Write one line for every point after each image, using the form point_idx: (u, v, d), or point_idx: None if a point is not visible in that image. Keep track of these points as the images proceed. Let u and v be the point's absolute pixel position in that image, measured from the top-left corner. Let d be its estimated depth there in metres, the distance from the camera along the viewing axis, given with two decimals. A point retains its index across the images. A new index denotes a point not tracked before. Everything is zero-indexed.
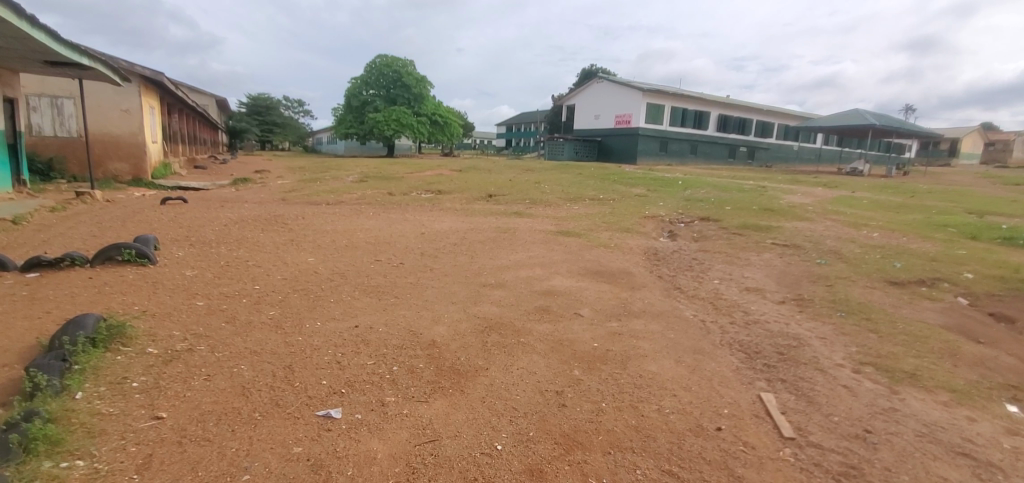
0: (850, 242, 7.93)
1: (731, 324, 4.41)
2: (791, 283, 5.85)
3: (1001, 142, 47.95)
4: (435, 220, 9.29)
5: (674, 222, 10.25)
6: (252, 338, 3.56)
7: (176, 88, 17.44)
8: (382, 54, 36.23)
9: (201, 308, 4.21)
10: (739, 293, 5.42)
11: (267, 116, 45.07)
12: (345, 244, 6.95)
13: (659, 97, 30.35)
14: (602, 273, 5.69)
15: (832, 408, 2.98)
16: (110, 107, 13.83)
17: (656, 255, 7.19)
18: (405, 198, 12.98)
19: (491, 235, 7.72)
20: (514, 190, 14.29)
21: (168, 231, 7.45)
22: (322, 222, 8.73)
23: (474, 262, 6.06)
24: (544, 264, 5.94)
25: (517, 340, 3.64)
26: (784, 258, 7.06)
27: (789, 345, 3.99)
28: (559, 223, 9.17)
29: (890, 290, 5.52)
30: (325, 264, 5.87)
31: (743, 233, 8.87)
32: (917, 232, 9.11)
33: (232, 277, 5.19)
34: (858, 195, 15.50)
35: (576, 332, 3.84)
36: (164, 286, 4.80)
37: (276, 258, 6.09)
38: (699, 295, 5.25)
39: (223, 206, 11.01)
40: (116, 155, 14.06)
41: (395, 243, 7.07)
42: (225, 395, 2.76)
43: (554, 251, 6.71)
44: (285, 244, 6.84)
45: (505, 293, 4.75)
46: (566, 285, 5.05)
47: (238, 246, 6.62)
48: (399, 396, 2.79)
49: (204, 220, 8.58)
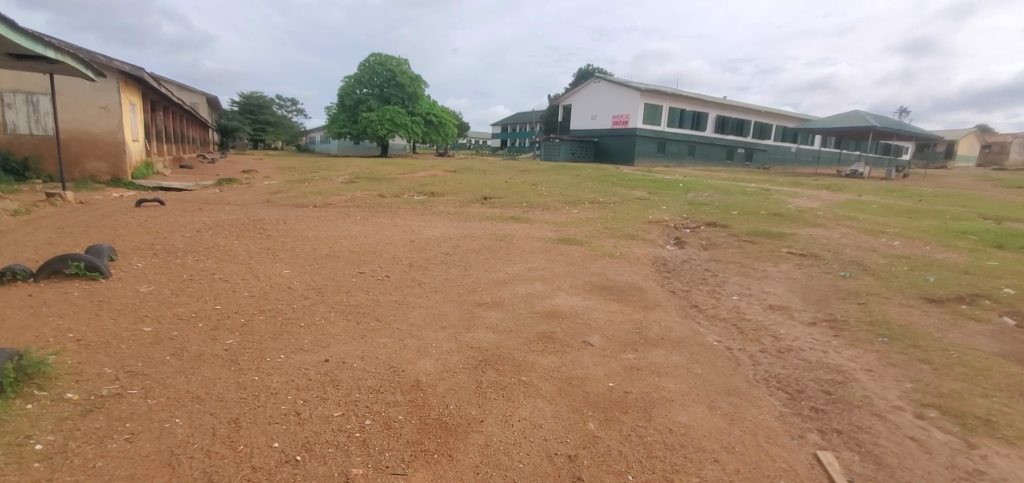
0: (872, 251, 7.41)
1: (763, 353, 3.85)
2: (818, 299, 5.30)
3: (997, 145, 47.95)
4: (426, 225, 8.68)
5: (680, 228, 9.70)
6: (197, 379, 2.95)
7: (158, 84, 16.70)
8: (376, 52, 35.62)
9: (146, 336, 3.59)
10: (763, 312, 4.86)
11: (258, 115, 44.16)
12: (326, 253, 6.33)
13: (657, 97, 29.86)
14: (611, 289, 5.11)
15: (909, 474, 2.45)
16: (87, 103, 13.10)
17: (666, 266, 6.61)
18: (396, 200, 12.36)
19: (486, 243, 7.12)
20: (510, 192, 13.71)
21: (133, 238, 6.80)
22: (305, 228, 8.10)
23: (467, 275, 5.49)
24: (546, 278, 5.36)
25: (518, 379, 3.04)
26: (804, 270, 6.50)
27: (834, 381, 3.44)
28: (558, 229, 8.59)
29: (930, 309, 4.99)
30: (301, 277, 5.26)
31: (754, 240, 8.32)
32: (938, 240, 8.62)
33: (193, 294, 4.57)
34: (865, 199, 15.04)
35: (587, 367, 3.25)
36: (112, 306, 4.17)
37: (247, 270, 5.46)
38: (721, 316, 4.68)
39: (203, 209, 10.37)
40: (94, 153, 13.33)
41: (381, 252, 6.45)
42: (146, 467, 2.16)
43: (556, 262, 6.13)
44: (260, 253, 6.21)
45: (503, 315, 4.16)
46: (572, 306, 4.46)
47: (208, 255, 5.99)
48: (370, 465, 2.20)
49: (176, 225, 7.93)
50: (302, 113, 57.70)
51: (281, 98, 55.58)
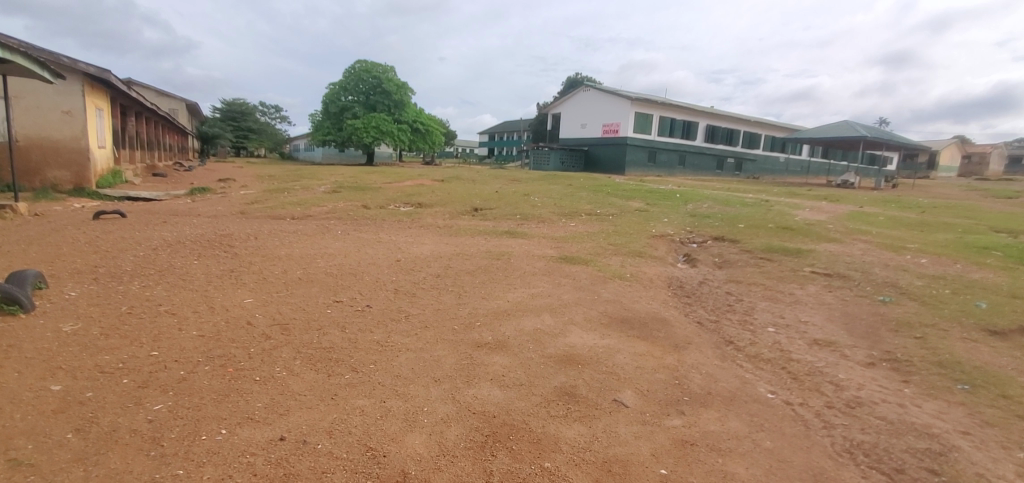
0: (903, 270, 6.81)
1: (831, 410, 3.15)
2: (866, 331, 4.63)
3: (977, 155, 48.55)
4: (413, 241, 7.87)
5: (686, 243, 9.05)
6: (98, 476, 2.16)
7: (128, 89, 15.69)
8: (362, 59, 34.73)
9: (49, 402, 2.75)
10: (809, 350, 4.16)
11: (240, 122, 42.94)
12: (298, 276, 5.50)
13: (649, 106, 29.46)
14: (632, 322, 4.35)
15: None
16: (48, 108, 12.10)
17: (684, 290, 5.88)
18: (381, 212, 11.54)
19: (481, 263, 6.34)
20: (502, 203, 12.99)
21: (77, 259, 5.90)
22: (278, 245, 7.25)
23: (463, 304, 4.72)
24: (555, 308, 4.61)
25: (540, 467, 2.28)
26: (837, 294, 5.86)
27: (932, 452, 2.76)
28: (559, 245, 7.85)
29: (997, 344, 4.36)
30: (266, 309, 4.42)
31: (771, 258, 7.66)
32: (964, 256, 8.06)
33: (127, 335, 3.71)
34: (868, 210, 14.55)
35: (627, 442, 2.49)
36: (18, 354, 3.29)
37: (200, 300, 4.60)
38: (764, 356, 3.95)
39: (168, 222, 9.45)
40: (55, 161, 12.30)
41: (362, 275, 5.64)
42: None
43: (563, 286, 5.40)
44: (220, 277, 5.36)
45: (509, 361, 3.38)
46: (590, 347, 3.69)
47: (158, 281, 5.11)
48: None
49: (131, 243, 7.01)
50: (285, 120, 56.46)
51: (264, 105, 54.37)
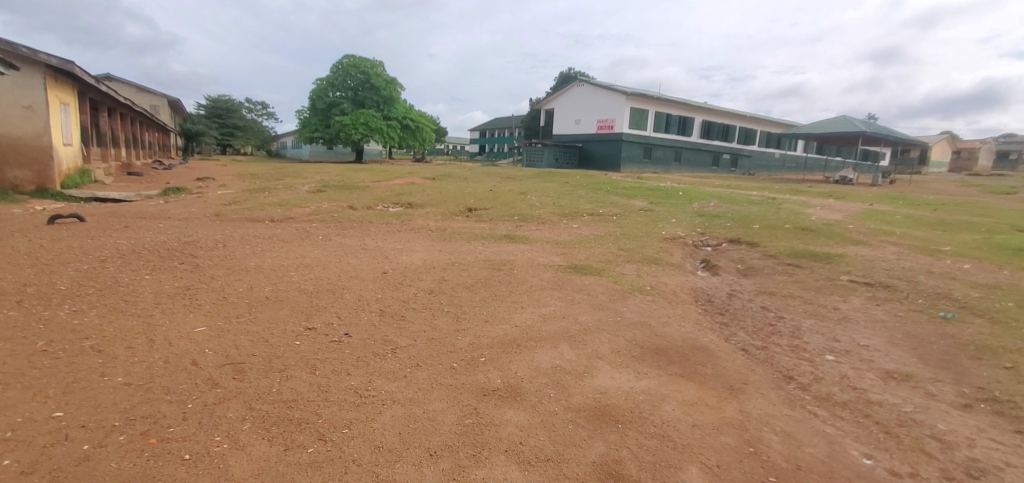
0: (951, 278, 6.10)
1: None
2: (944, 359, 3.89)
3: (967, 151, 48.37)
4: (402, 248, 7.02)
5: (701, 247, 8.30)
6: None
7: (97, 82, 14.65)
8: (349, 54, 33.64)
9: None
10: (887, 387, 3.41)
11: (225, 119, 41.67)
12: (265, 295, 4.63)
13: (644, 101, 28.74)
14: (669, 355, 3.56)
15: None
16: (7, 103, 11.05)
17: (715, 306, 5.11)
18: (367, 213, 10.65)
19: (481, 275, 5.54)
20: (497, 202, 12.17)
21: (6, 276, 4.98)
22: (249, 254, 6.41)
23: (461, 330, 3.90)
24: (574, 335, 3.81)
25: None
26: (887, 308, 5.14)
27: None
28: (565, 252, 7.05)
29: None
30: (217, 342, 3.56)
31: (800, 264, 6.92)
32: (1005, 260, 7.39)
33: (29, 386, 2.85)
34: (877, 208, 13.92)
35: None
36: None
37: (139, 331, 3.73)
38: (838, 399, 3.19)
39: (131, 227, 8.53)
40: (15, 160, 11.21)
41: (341, 292, 4.80)
42: None
43: (577, 304, 4.61)
44: (172, 298, 4.48)
45: (527, 420, 2.59)
46: (627, 394, 2.90)
47: (94, 305, 4.22)
48: None
49: (78, 254, 6.10)
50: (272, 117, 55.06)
51: (251, 102, 52.98)
